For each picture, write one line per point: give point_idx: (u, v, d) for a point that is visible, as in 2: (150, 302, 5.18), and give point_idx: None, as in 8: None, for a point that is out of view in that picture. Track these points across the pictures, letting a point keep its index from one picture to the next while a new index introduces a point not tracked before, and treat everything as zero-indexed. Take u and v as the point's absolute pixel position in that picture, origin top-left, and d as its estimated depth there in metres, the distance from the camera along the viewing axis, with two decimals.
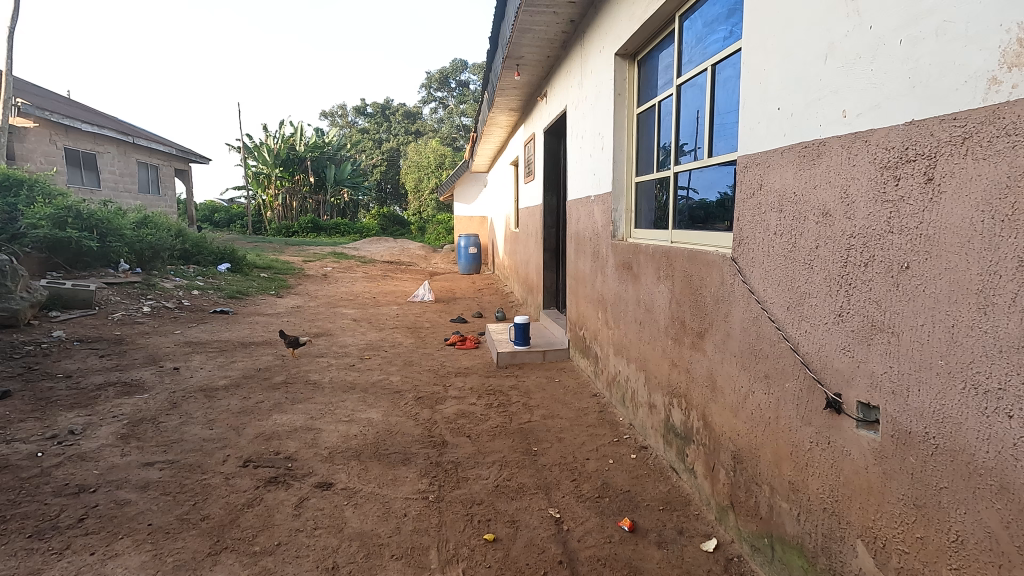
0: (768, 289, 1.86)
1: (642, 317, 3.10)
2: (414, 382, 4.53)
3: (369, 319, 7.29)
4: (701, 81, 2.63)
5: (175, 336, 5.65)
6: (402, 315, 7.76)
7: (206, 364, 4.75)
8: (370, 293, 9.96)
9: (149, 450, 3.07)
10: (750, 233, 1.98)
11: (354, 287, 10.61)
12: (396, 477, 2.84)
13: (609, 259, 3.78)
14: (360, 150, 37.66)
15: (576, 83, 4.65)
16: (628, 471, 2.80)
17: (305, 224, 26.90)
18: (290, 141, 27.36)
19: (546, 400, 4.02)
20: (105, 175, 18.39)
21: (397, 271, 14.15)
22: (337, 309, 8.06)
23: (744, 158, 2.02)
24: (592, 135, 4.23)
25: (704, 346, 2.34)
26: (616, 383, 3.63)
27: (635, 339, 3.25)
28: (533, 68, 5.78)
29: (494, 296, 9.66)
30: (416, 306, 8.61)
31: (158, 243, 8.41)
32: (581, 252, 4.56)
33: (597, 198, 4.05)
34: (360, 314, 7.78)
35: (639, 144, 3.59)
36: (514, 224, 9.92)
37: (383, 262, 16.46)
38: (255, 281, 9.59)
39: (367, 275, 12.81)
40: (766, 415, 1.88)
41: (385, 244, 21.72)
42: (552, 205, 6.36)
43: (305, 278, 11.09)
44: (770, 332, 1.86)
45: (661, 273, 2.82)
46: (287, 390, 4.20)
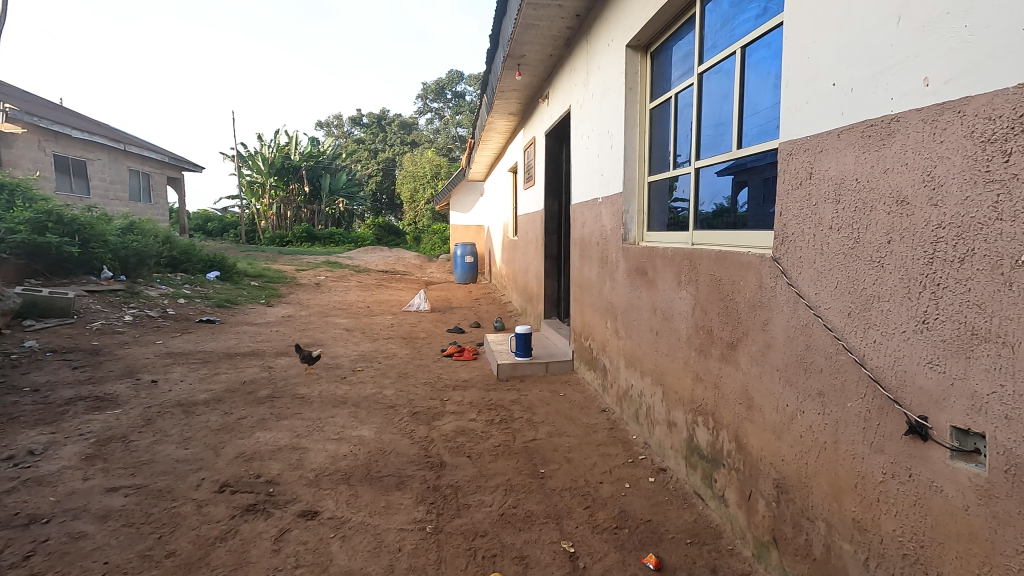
0: (823, 293, 1.60)
1: (660, 327, 2.84)
2: (410, 396, 4.25)
3: (362, 329, 6.99)
4: (727, 67, 2.40)
5: (157, 346, 5.35)
6: (397, 325, 7.47)
7: (187, 376, 4.44)
8: (364, 302, 9.67)
9: (115, 474, 2.77)
10: (797, 229, 1.72)
11: (347, 296, 10.32)
12: (390, 503, 2.56)
13: (618, 265, 3.53)
14: (355, 160, 37.47)
15: (581, 81, 4.43)
16: (647, 499, 2.52)
17: (299, 233, 26.61)
18: (285, 150, 27.12)
19: (552, 416, 3.75)
20: (95, 183, 18.08)
21: (391, 280, 13.84)
22: (330, 319, 7.76)
23: (788, 143, 1.77)
24: (599, 134, 4.00)
25: (737, 358, 2.08)
26: (628, 398, 3.36)
27: (651, 352, 2.98)
28: (535, 68, 5.56)
29: (492, 306, 9.38)
30: (412, 316, 8.33)
31: (144, 249, 8.11)
32: (587, 258, 4.31)
33: (606, 200, 3.80)
34: (353, 323, 7.48)
35: (652, 142, 3.35)
36: (512, 232, 9.68)
37: (378, 271, 16.17)
38: (244, 290, 9.28)
39: (361, 284, 12.53)
40: (820, 440, 1.61)
41: (380, 253, 21.45)
42: (554, 211, 6.12)
43: (297, 287, 10.79)
44: (825, 343, 1.60)
45: (682, 278, 2.57)
46: (273, 404, 3.90)
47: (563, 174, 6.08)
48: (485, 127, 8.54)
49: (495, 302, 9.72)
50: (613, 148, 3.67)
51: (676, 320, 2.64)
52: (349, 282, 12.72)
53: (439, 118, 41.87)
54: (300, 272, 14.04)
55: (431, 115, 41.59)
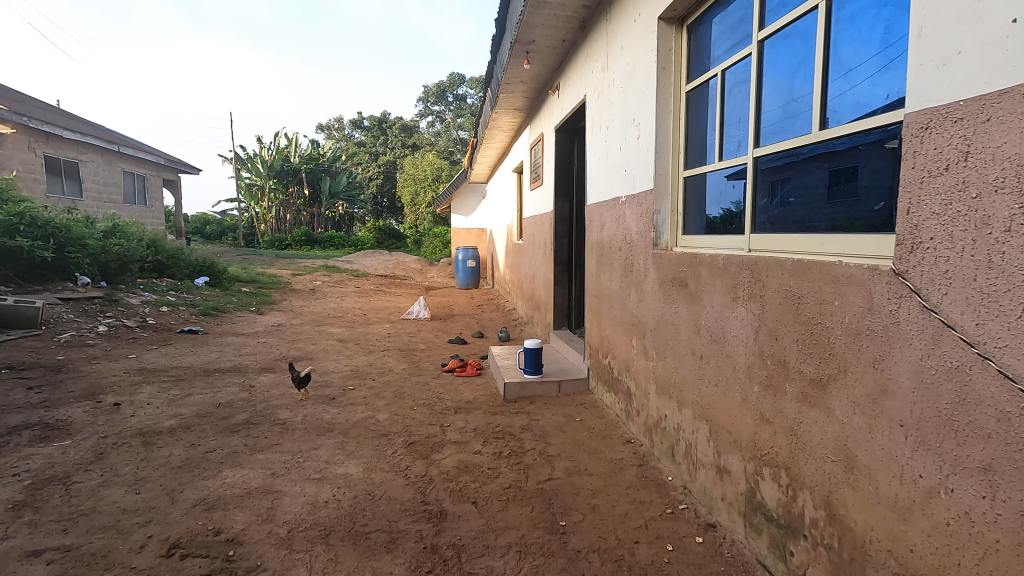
0: (994, 324, 1.11)
1: (706, 353, 2.35)
2: (405, 422, 3.75)
3: (357, 341, 6.49)
4: (803, 29, 1.90)
5: (128, 361, 4.86)
6: (395, 335, 6.97)
7: (155, 398, 3.94)
8: (361, 309, 9.18)
9: (43, 530, 2.27)
10: (940, 231, 1.23)
11: (343, 303, 9.83)
12: (377, 572, 2.06)
13: (647, 273, 3.04)
14: (356, 163, 37.06)
15: (600, 66, 3.93)
16: (698, 569, 2.02)
17: (298, 237, 26.18)
18: (284, 152, 26.72)
19: (569, 447, 3.25)
20: (88, 185, 17.66)
21: (390, 285, 13.36)
22: (324, 328, 7.26)
23: (921, 114, 1.28)
24: (622, 124, 3.50)
25: (829, 402, 1.59)
26: (661, 430, 2.86)
27: (693, 380, 2.48)
28: (545, 56, 5.08)
29: (495, 314, 8.88)
30: (410, 325, 7.84)
31: (126, 253, 7.63)
32: (607, 265, 3.81)
33: (631, 199, 3.31)
34: (348, 333, 6.98)
35: (689, 131, 2.85)
36: (517, 235, 9.19)
37: (377, 275, 15.69)
38: (234, 296, 8.80)
39: (359, 289, 12.04)
40: (988, 536, 1.12)
41: (380, 257, 20.98)
42: (565, 213, 5.64)
43: (291, 292, 10.30)
44: (997, 399, 1.10)
45: (740, 293, 2.07)
46: (248, 433, 3.40)
47: (575, 172, 5.60)
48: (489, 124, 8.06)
49: (499, 310, 9.23)
50: (640, 139, 3.17)
51: (731, 345, 2.14)
52: (346, 287, 12.24)
53: (441, 120, 41.52)
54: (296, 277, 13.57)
55: (433, 118, 41.20)
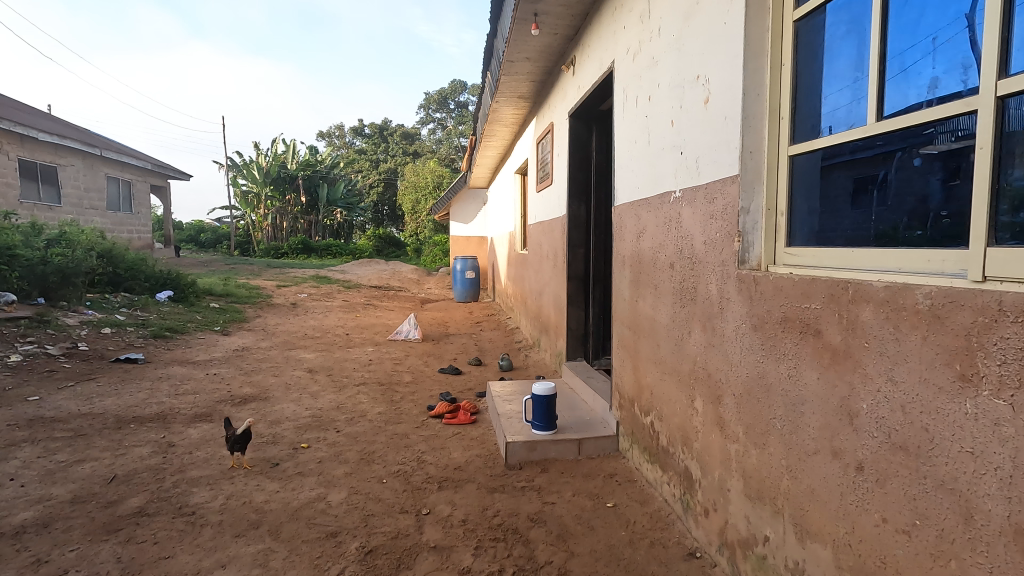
0: None
1: (878, 468, 1.29)
2: (368, 506, 2.68)
3: (329, 372, 5.41)
4: None
5: (24, 407, 3.78)
6: (376, 363, 5.89)
7: (27, 469, 2.87)
8: (344, 328, 8.11)
9: None
10: None
11: (326, 320, 8.77)
12: None
13: (727, 306, 1.98)
14: (354, 170, 36.15)
15: (637, 16, 2.89)
16: None
17: (294, 245, 25.20)
18: (279, 158, 25.80)
19: (604, 563, 2.17)
20: (67, 190, 16.65)
21: (383, 299, 12.32)
22: (295, 354, 6.18)
23: None
24: (674, 88, 2.45)
25: None
26: (757, 559, 1.79)
27: (837, 502, 1.43)
28: (559, 20, 4.06)
29: (496, 334, 7.80)
30: (398, 348, 6.77)
31: (68, 265, 6.59)
32: (648, 288, 2.76)
33: (691, 195, 2.26)
34: (321, 361, 5.91)
35: (802, 80, 1.79)
36: (521, 244, 8.14)
37: (370, 287, 14.56)
38: (200, 313, 7.73)
39: (346, 303, 10.97)
40: None
41: (376, 267, 19.94)
42: (581, 217, 4.59)
43: (269, 308, 9.24)
44: None
45: (994, 373, 1.01)
46: (134, 536, 2.33)
47: (593, 168, 4.57)
48: (489, 117, 7.05)
49: (499, 329, 8.16)
50: (709, 104, 2.12)
51: (963, 472, 1.08)
52: (333, 301, 11.17)
53: (442, 127, 40.75)
54: (281, 289, 12.51)
55: (434, 125, 40.45)
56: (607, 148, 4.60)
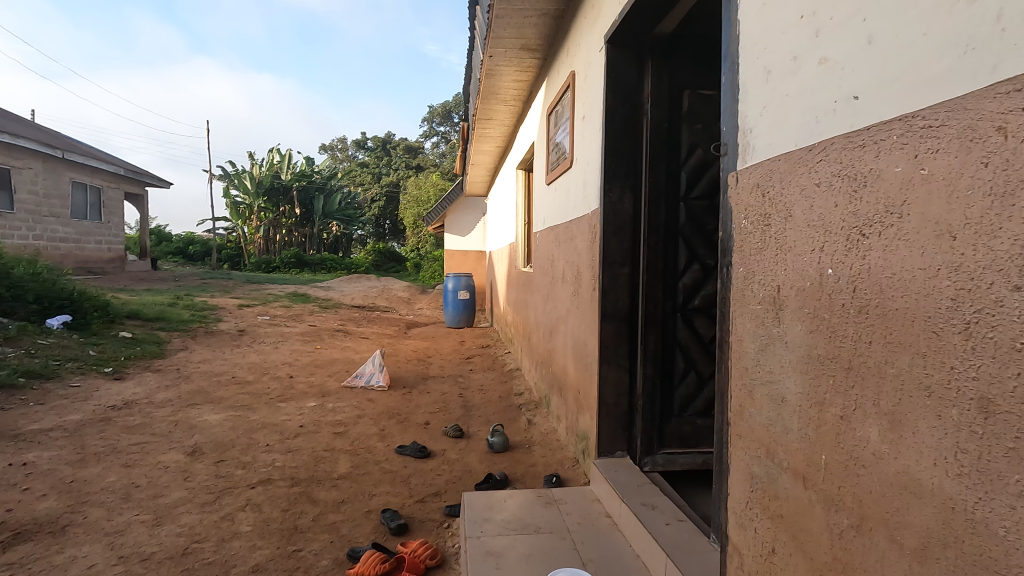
0: None
1: None
2: None
3: (223, 455, 3.48)
4: None
5: None
6: (305, 437, 3.95)
7: None
8: (290, 368, 6.16)
9: None
10: None
11: (274, 354, 6.88)
12: None
13: None
14: (352, 181, 34.48)
15: None
16: None
17: (285, 260, 23.49)
18: (271, 167, 24.15)
19: None
20: (23, 196, 14.73)
21: (362, 323, 10.45)
22: (193, 417, 4.24)
23: None
24: None
25: None
26: None
27: None
28: None
29: (489, 380, 5.86)
30: (352, 404, 4.89)
31: None
32: (928, 403, 0.86)
33: None
34: (225, 430, 3.99)
35: None
36: (525, 260, 6.32)
37: (352, 308, 12.70)
38: (96, 348, 5.83)
39: (313, 329, 9.07)
40: None
41: (365, 284, 18.04)
42: (624, 216, 2.73)
43: (207, 338, 7.33)
44: None
45: None
46: None
47: (645, 131, 2.72)
48: (484, 89, 5.26)
49: (494, 372, 6.22)
50: None
51: None
52: (297, 326, 9.22)
53: (446, 139, 39.41)
54: (239, 310, 10.55)
55: (437, 137, 39.13)
56: (667, 101, 2.73)
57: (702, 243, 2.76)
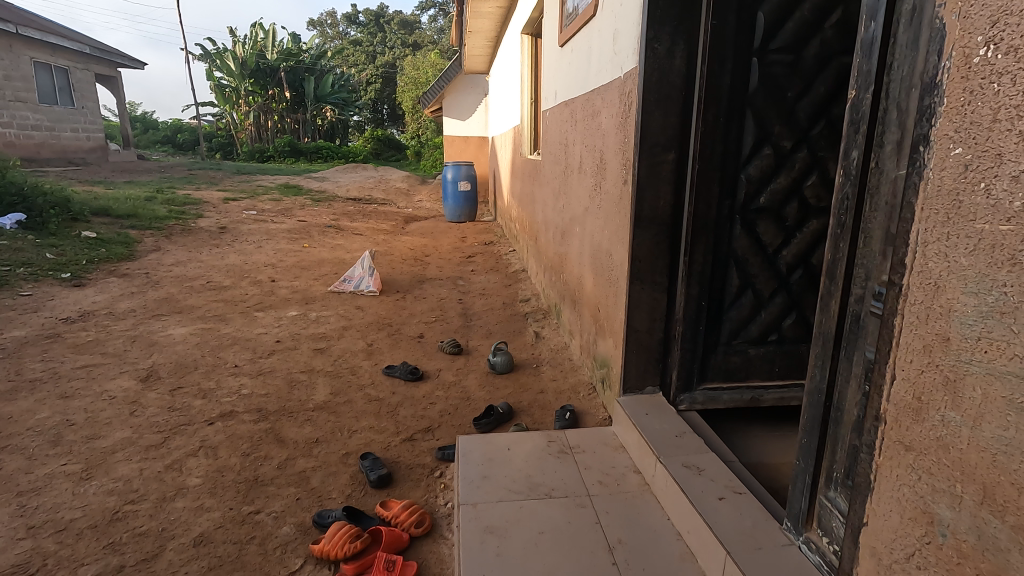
0: None
1: None
2: None
3: (183, 379, 3.01)
4: None
5: None
6: (281, 356, 3.46)
7: None
8: (273, 271, 5.59)
9: None
10: None
11: (258, 253, 6.30)
12: None
13: None
14: (344, 60, 31.81)
15: None
16: None
17: (279, 148, 22.20)
18: (253, 44, 22.02)
19: None
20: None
21: (358, 218, 9.78)
22: (155, 332, 3.73)
23: None
24: None
25: None
26: None
27: None
28: None
29: (492, 284, 5.30)
30: (339, 312, 4.39)
31: None
32: None
33: None
34: (189, 347, 3.51)
35: None
36: (532, 147, 5.51)
37: (347, 201, 11.92)
38: (55, 250, 5.26)
39: (303, 225, 8.42)
40: None
41: (361, 175, 17.00)
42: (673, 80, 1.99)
43: (185, 236, 6.71)
44: None
45: None
46: None
47: None
48: None
49: (498, 274, 5.63)
50: None
51: None
52: (285, 222, 8.54)
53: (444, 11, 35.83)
54: (225, 205, 9.79)
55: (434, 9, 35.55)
56: None
57: (777, 117, 2.01)
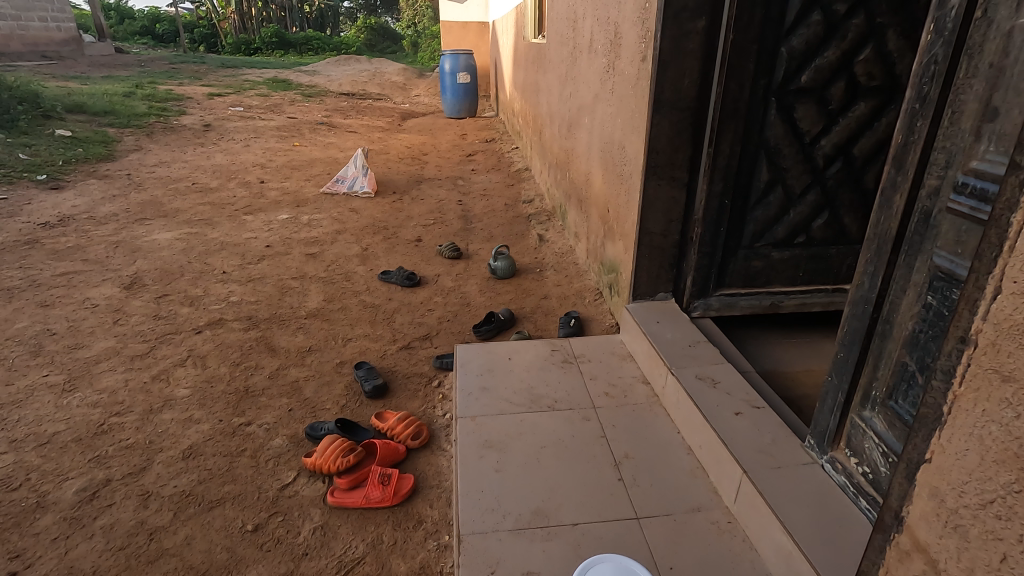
0: None
1: None
2: None
3: (168, 286, 2.87)
4: None
5: None
6: (272, 261, 3.29)
7: None
8: (261, 172, 5.28)
9: None
10: None
11: (246, 153, 5.95)
12: None
13: None
14: None
15: None
16: None
17: (265, 39, 20.68)
18: None
19: None
20: None
21: (351, 114, 9.21)
22: (138, 237, 3.54)
23: None
24: None
25: None
26: None
27: None
28: None
29: (493, 184, 5.00)
30: (333, 215, 4.16)
31: None
32: None
33: None
34: (175, 252, 3.33)
35: None
36: (536, 29, 4.96)
37: (340, 97, 11.22)
38: (28, 150, 4.95)
39: (294, 123, 7.94)
40: None
41: (354, 67, 15.92)
42: None
43: (167, 135, 6.32)
44: None
45: None
46: None
47: None
48: None
49: (500, 173, 5.30)
50: None
51: None
52: (274, 119, 8.04)
53: None
54: (209, 100, 9.19)
55: None
56: None
57: None
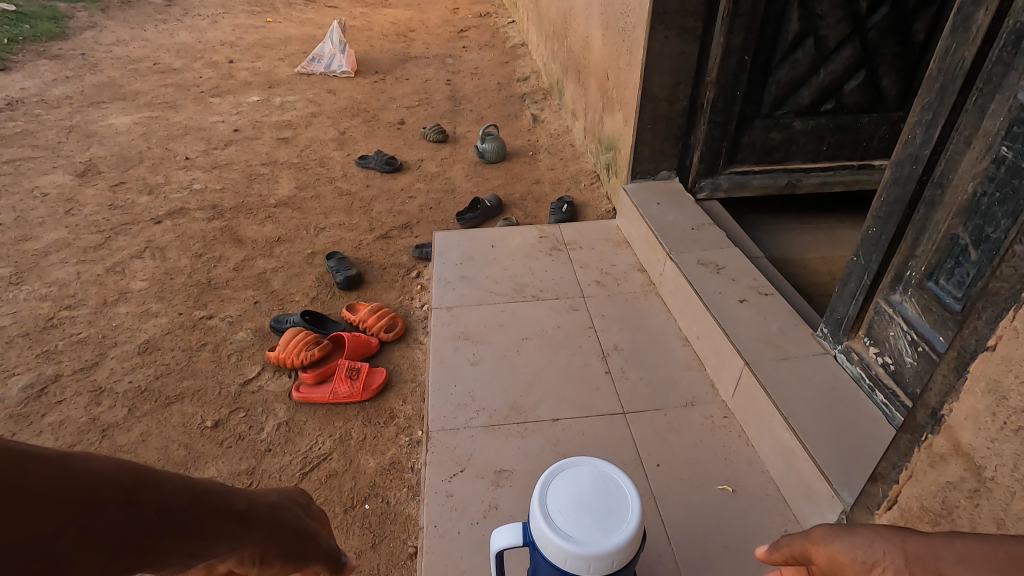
0: None
1: None
2: None
3: (126, 174, 2.63)
4: None
5: None
6: (240, 146, 3.00)
7: None
8: (231, 50, 4.78)
9: None
10: None
11: (213, 30, 5.38)
12: None
13: None
14: None
15: None
16: None
17: None
18: None
19: None
20: None
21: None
22: (94, 122, 3.23)
23: None
24: None
25: None
26: None
27: None
28: None
29: (486, 62, 4.52)
30: (308, 97, 3.79)
31: None
32: None
33: None
34: (134, 138, 3.04)
35: None
36: None
37: None
38: None
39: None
40: None
41: None
42: None
43: (126, 10, 5.70)
44: None
45: None
46: None
47: None
48: None
49: (493, 49, 4.78)
50: None
51: None
52: None
53: None
54: None
55: None
56: None
57: None
